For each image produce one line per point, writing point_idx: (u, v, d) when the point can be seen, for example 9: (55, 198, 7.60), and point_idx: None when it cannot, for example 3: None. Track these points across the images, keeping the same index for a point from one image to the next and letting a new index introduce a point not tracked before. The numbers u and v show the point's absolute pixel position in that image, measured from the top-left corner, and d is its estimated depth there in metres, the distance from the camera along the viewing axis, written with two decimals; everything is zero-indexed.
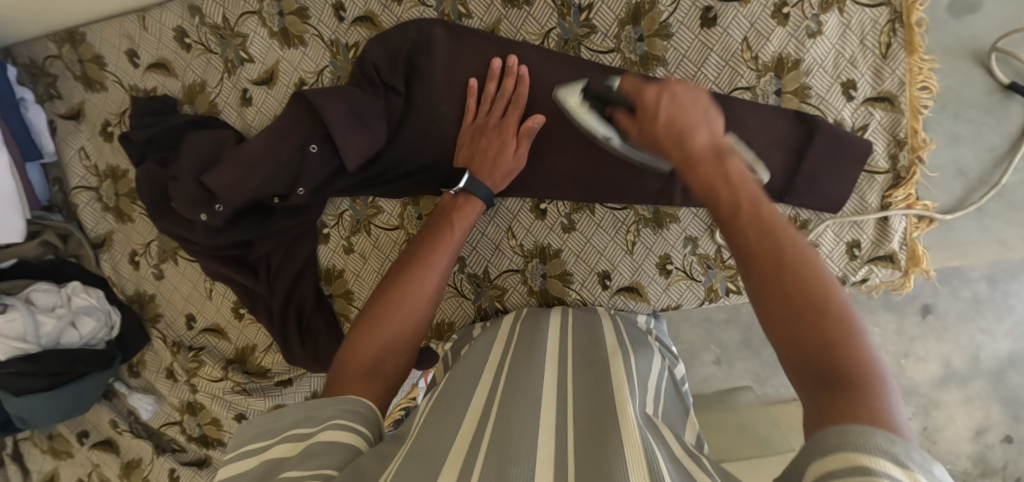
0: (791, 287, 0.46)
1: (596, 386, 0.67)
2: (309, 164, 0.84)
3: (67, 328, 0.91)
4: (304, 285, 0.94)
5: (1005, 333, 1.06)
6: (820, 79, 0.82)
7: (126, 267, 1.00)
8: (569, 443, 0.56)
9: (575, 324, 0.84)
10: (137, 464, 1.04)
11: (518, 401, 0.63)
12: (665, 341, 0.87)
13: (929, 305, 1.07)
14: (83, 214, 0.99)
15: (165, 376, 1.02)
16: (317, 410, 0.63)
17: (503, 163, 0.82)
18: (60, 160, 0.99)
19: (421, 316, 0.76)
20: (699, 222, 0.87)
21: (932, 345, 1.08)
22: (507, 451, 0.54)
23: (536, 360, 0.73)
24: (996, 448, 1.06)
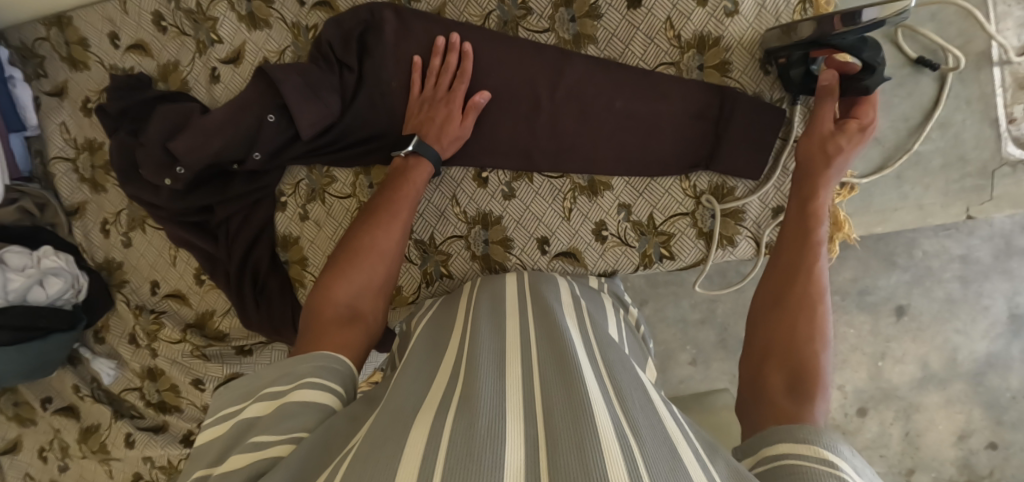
0: (802, 332, 0.70)
1: (546, 338, 0.68)
2: (265, 131, 0.91)
3: (34, 286, 0.97)
4: (260, 248, 0.99)
5: (982, 336, 1.28)
6: (739, 55, 0.88)
7: (97, 235, 1.06)
8: (532, 391, 0.58)
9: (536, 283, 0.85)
10: (96, 430, 1.08)
11: (478, 361, 0.64)
12: (619, 293, 0.91)
13: (903, 307, 1.31)
14: (60, 184, 1.05)
15: (128, 341, 1.06)
16: (292, 368, 0.65)
17: (450, 131, 0.88)
18: (43, 134, 1.06)
19: (385, 260, 0.82)
20: (631, 189, 0.91)
21: (908, 346, 1.32)
22: (465, 409, 0.55)
23: (497, 319, 0.75)
24: (981, 454, 1.31)
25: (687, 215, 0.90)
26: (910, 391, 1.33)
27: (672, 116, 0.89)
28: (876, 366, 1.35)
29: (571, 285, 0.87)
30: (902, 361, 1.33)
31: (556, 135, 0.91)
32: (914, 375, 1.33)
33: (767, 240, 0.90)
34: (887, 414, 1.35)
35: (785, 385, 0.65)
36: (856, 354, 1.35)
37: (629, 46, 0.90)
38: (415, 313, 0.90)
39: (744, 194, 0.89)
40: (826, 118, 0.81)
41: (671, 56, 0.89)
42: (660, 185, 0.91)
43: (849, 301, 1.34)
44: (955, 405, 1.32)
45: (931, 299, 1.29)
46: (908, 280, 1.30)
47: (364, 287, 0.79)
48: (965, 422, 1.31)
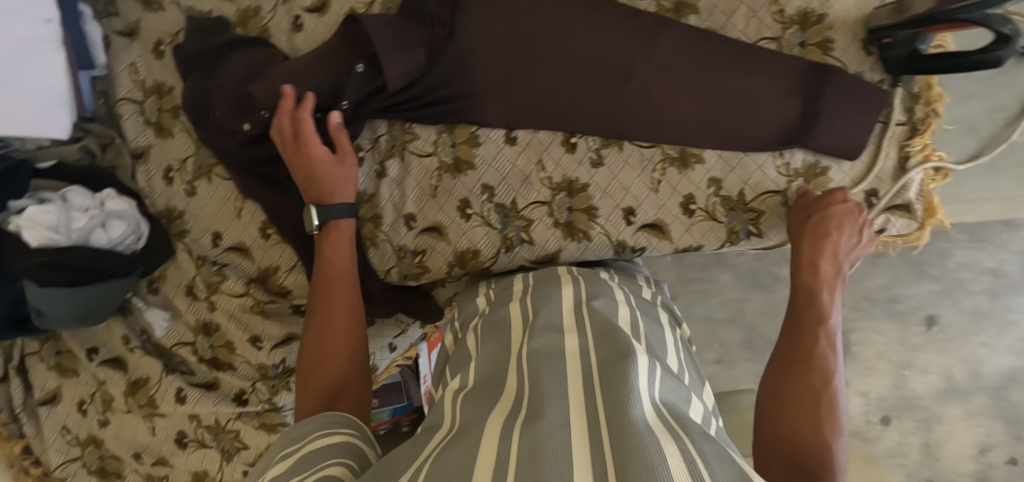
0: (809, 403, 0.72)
1: (610, 352, 0.66)
2: (352, 81, 0.89)
3: (96, 228, 0.93)
4: None
5: (1007, 350, 1.39)
6: (843, 33, 0.87)
7: (159, 181, 1.02)
8: (597, 400, 0.58)
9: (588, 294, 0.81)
10: (144, 383, 1.04)
11: (544, 380, 0.63)
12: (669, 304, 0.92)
13: (933, 317, 1.42)
14: (125, 125, 1.02)
15: (184, 293, 1.03)
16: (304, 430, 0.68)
17: (334, 190, 0.89)
18: (110, 74, 1.03)
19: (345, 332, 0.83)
20: (724, 163, 0.90)
21: (934, 358, 1.43)
22: (533, 426, 0.55)
23: (554, 333, 0.73)
24: (999, 468, 1.39)
25: (778, 194, 0.89)
26: (932, 402, 1.43)
27: (769, 90, 0.87)
28: (902, 374, 1.45)
29: (627, 295, 0.84)
30: (926, 371, 1.43)
31: (646, 104, 0.89)
32: (937, 386, 1.43)
33: None
34: (908, 423, 1.44)
35: (795, 466, 0.67)
36: (882, 361, 1.45)
37: (730, 18, 0.89)
38: (469, 319, 0.88)
39: (836, 174, 0.88)
40: (801, 207, 0.86)
41: (774, 31, 0.88)
42: (753, 161, 0.89)
43: (878, 307, 1.44)
44: (976, 418, 1.41)
45: (960, 311, 1.40)
46: (939, 290, 1.41)
47: (337, 372, 0.80)
48: (986, 435, 1.40)
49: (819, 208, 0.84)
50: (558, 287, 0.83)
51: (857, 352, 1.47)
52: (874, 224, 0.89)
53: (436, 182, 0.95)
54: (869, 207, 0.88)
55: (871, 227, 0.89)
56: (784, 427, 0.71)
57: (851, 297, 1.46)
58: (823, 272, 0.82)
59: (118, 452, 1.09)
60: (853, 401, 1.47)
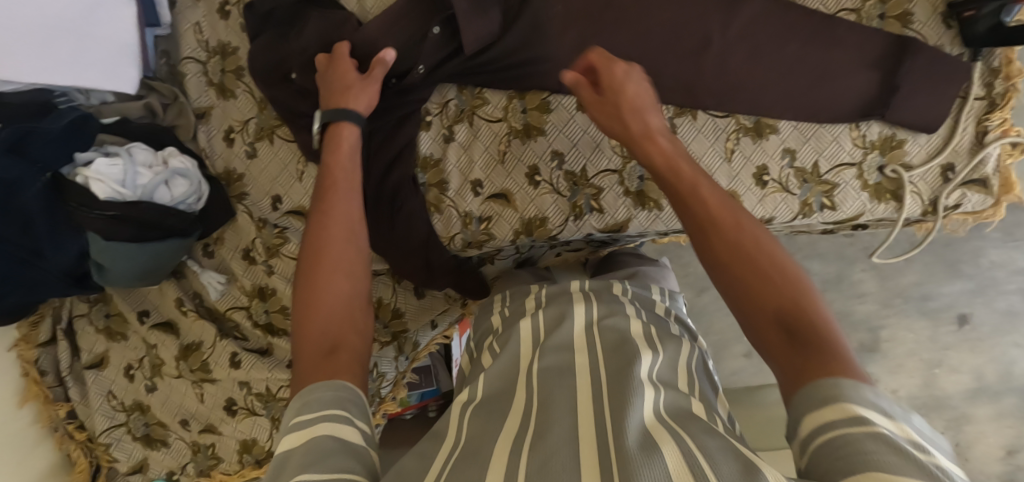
0: (753, 261, 0.62)
1: (620, 370, 0.66)
2: (428, 43, 0.89)
3: (160, 185, 0.91)
4: (402, 167, 0.94)
5: None
6: (923, 6, 0.86)
7: (220, 143, 1.01)
8: (604, 416, 0.59)
9: (599, 312, 0.79)
10: (197, 348, 1.03)
11: (552, 398, 0.64)
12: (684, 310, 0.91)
13: (965, 315, 1.42)
14: (188, 84, 1.01)
15: (241, 256, 1.02)
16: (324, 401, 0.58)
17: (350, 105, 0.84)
18: (173, 33, 1.01)
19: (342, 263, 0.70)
20: (799, 134, 0.89)
21: (966, 357, 1.44)
22: (543, 440, 0.57)
23: (565, 352, 0.73)
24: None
25: (853, 166, 0.89)
26: (963, 401, 1.45)
27: (847, 62, 0.87)
28: (932, 373, 1.46)
29: (637, 310, 0.81)
30: (958, 370, 1.45)
31: (721, 73, 0.89)
32: (968, 385, 1.44)
33: (933, 198, 0.89)
34: (937, 423, 1.46)
35: (786, 332, 0.57)
36: (913, 359, 1.46)
37: None
38: (483, 332, 0.88)
39: (913, 147, 0.88)
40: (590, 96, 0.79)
41: (853, 3, 0.87)
42: (829, 132, 0.89)
43: (911, 304, 1.45)
44: (1005, 419, 1.43)
45: (993, 310, 1.41)
46: (972, 289, 1.41)
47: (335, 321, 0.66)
48: (1014, 436, 1.43)
49: (613, 88, 0.77)
50: (569, 303, 0.82)
51: (888, 349, 1.47)
52: (949, 199, 0.88)
53: (505, 148, 0.94)
54: (945, 182, 0.88)
55: (946, 202, 0.89)
56: (749, 295, 0.61)
57: (883, 294, 1.46)
58: (661, 144, 0.74)
59: (164, 419, 1.07)
60: (884, 398, 1.48)
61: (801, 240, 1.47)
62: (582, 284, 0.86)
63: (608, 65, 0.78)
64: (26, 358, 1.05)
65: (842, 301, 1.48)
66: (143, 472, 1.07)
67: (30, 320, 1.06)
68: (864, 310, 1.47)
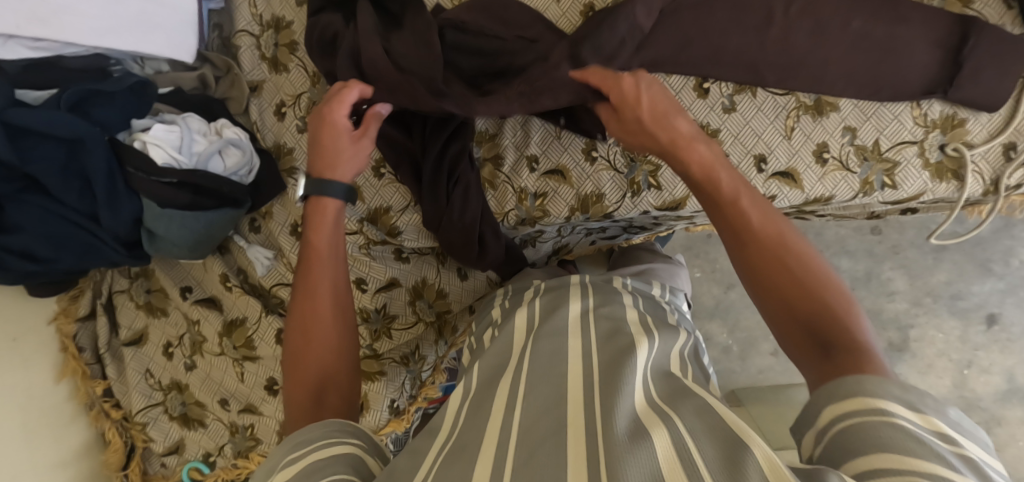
0: (789, 275, 0.63)
1: (609, 359, 0.67)
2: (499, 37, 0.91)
3: (215, 154, 0.91)
4: (462, 139, 0.92)
5: None
6: None
7: (271, 116, 1.00)
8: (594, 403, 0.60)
9: (597, 305, 0.80)
10: (240, 323, 1.01)
11: (544, 388, 0.65)
12: (681, 310, 0.92)
13: (993, 316, 1.57)
14: (242, 58, 1.01)
15: (290, 231, 0.99)
16: (306, 435, 0.60)
17: (335, 170, 0.81)
18: (228, 7, 1.02)
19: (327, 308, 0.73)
20: (859, 113, 0.89)
21: (996, 357, 1.58)
22: (528, 433, 0.59)
23: (557, 342, 0.73)
24: None
25: (914, 143, 0.88)
26: (993, 402, 1.58)
27: (910, 37, 0.85)
28: (963, 374, 1.59)
29: (633, 301, 0.83)
30: (988, 372, 1.59)
31: (782, 49, 0.87)
32: (998, 387, 1.58)
33: (993, 176, 0.88)
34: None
35: (814, 340, 0.60)
36: (943, 359, 1.60)
37: None
38: (483, 335, 0.88)
39: (975, 126, 0.87)
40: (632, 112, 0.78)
41: None
42: (889, 111, 0.88)
43: (941, 304, 1.59)
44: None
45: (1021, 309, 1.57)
46: (1003, 289, 1.57)
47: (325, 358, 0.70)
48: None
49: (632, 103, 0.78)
50: (564, 295, 0.83)
51: (917, 348, 1.60)
52: (1011, 179, 0.88)
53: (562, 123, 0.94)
54: (1008, 161, 0.88)
55: (1008, 181, 0.88)
56: (761, 275, 0.65)
57: (915, 293, 1.59)
58: (698, 149, 0.73)
59: (203, 398, 1.04)
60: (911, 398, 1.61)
61: (831, 238, 1.60)
62: (581, 277, 0.87)
63: (617, 84, 0.80)
64: (66, 333, 1.04)
65: (873, 299, 1.61)
66: (179, 454, 1.04)
67: (70, 294, 1.07)
68: (894, 308, 1.60)
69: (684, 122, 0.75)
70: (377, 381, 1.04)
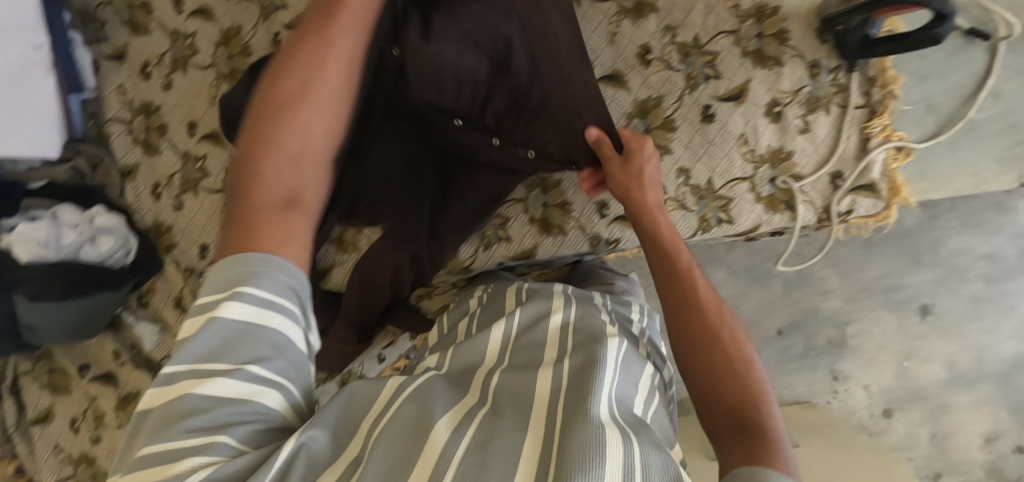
0: (722, 357, 0.71)
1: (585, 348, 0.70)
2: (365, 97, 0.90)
3: (86, 243, 0.97)
4: None
5: (1008, 335, 1.45)
6: (796, 23, 0.90)
7: (147, 197, 1.05)
8: (556, 410, 0.61)
9: (578, 314, 0.79)
10: (133, 397, 1.05)
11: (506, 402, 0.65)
12: (656, 341, 0.92)
13: (927, 305, 1.45)
14: (114, 144, 1.05)
15: (173, 304, 1.04)
16: (226, 273, 0.57)
17: None
18: (99, 96, 1.06)
19: (331, 92, 0.66)
20: (691, 153, 0.93)
21: (934, 345, 1.46)
22: (494, 422, 0.60)
23: (532, 353, 0.74)
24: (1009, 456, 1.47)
25: (745, 180, 0.92)
26: (939, 391, 1.47)
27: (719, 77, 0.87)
28: (903, 365, 1.48)
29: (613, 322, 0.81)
30: (929, 361, 1.47)
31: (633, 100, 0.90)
32: (941, 375, 1.47)
33: (825, 205, 0.91)
34: (915, 414, 1.47)
35: (735, 421, 0.67)
36: (884, 352, 1.48)
37: (688, 14, 0.92)
38: (459, 318, 0.90)
39: (800, 158, 0.91)
40: (617, 164, 0.81)
41: (731, 24, 0.91)
42: (719, 149, 0.92)
43: (876, 298, 1.47)
44: (982, 406, 1.46)
45: (957, 298, 1.44)
46: (936, 278, 1.44)
47: (293, 183, 0.63)
48: (994, 423, 1.46)
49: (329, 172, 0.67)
50: (546, 298, 0.83)
51: (857, 344, 1.48)
52: (841, 205, 0.91)
53: None
54: (835, 189, 0.91)
55: (838, 208, 0.91)
56: (680, 335, 0.75)
57: (848, 289, 1.47)
58: (663, 223, 0.81)
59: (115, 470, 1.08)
60: (856, 395, 1.49)
61: (762, 244, 1.48)
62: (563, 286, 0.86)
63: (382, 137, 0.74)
64: None
65: (808, 299, 1.49)
66: None
67: None
68: (829, 306, 1.48)
69: (658, 191, 0.82)
70: None
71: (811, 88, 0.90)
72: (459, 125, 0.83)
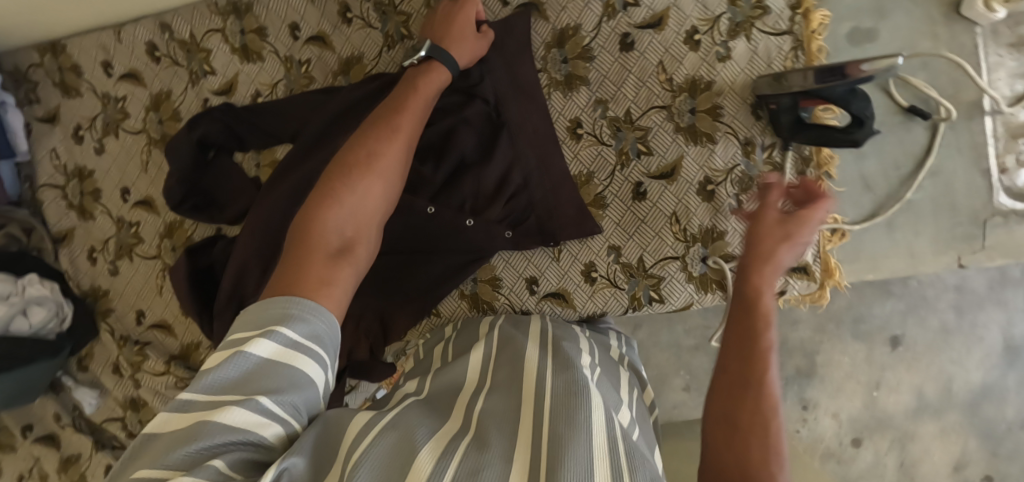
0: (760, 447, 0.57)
1: (566, 377, 0.69)
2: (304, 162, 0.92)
3: (17, 315, 0.96)
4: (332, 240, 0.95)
5: (977, 365, 1.28)
6: (731, 99, 0.87)
7: (84, 262, 1.05)
8: (543, 417, 0.60)
9: (560, 344, 0.80)
10: (75, 460, 1.06)
11: (493, 406, 0.65)
12: (636, 364, 0.90)
13: (898, 337, 1.29)
14: (48, 211, 1.06)
15: (112, 370, 1.05)
16: (269, 312, 0.58)
17: None
18: (33, 159, 1.06)
19: (392, 165, 0.73)
20: (622, 231, 0.91)
21: (903, 375, 1.30)
22: (479, 447, 0.56)
23: (510, 382, 0.70)
24: None
25: (677, 259, 0.90)
26: (905, 420, 1.31)
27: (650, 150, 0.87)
28: (872, 395, 1.32)
29: (592, 351, 0.82)
30: (898, 390, 1.31)
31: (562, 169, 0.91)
32: (909, 404, 1.30)
33: None
34: (882, 443, 1.32)
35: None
36: (853, 381, 1.32)
37: (620, 88, 0.89)
38: (433, 346, 0.90)
39: (733, 238, 0.89)
40: (777, 212, 0.74)
41: (663, 99, 0.89)
42: (651, 227, 0.90)
43: (843, 328, 1.32)
44: (950, 435, 1.30)
45: (926, 328, 1.29)
46: (903, 309, 1.29)
47: (360, 229, 0.70)
48: (961, 452, 1.29)
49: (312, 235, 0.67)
50: (525, 333, 0.83)
51: (825, 373, 1.34)
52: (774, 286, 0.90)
53: None
54: None
55: None
56: (720, 412, 0.61)
57: (816, 321, 1.32)
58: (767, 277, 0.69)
59: None
60: (824, 423, 1.34)
61: None
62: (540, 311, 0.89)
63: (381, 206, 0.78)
64: None
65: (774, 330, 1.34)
66: None
67: None
68: (798, 337, 1.33)
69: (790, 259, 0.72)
70: None
71: (745, 167, 0.88)
72: (431, 212, 0.90)
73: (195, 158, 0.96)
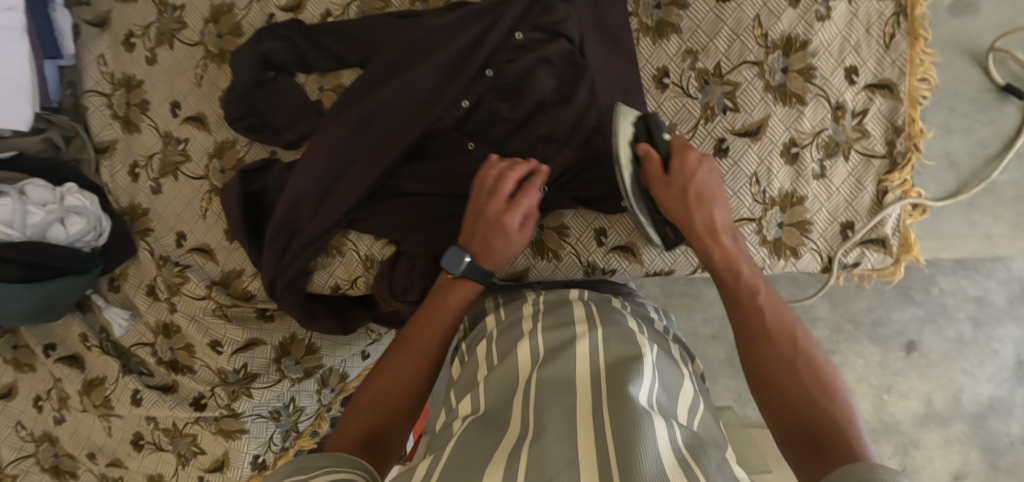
0: (775, 354, 0.65)
1: (620, 392, 0.55)
2: (377, 90, 0.87)
3: (55, 223, 0.91)
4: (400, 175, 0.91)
5: (988, 378, 1.28)
6: (826, 61, 0.85)
7: (124, 177, 1.00)
8: (606, 419, 0.53)
9: (607, 342, 0.64)
10: (100, 383, 1.03)
11: (549, 399, 0.57)
12: (681, 341, 0.80)
13: (914, 343, 1.30)
14: (90, 118, 1.00)
15: (145, 292, 1.01)
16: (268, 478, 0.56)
17: None
18: (78, 64, 1.00)
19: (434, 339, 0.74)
20: None
21: (914, 382, 1.31)
22: (538, 459, 0.49)
23: (566, 391, 0.58)
24: None
25: (751, 221, 0.88)
26: (911, 426, 1.30)
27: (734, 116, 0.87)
28: (881, 398, 1.32)
29: (639, 325, 0.72)
30: (906, 396, 1.31)
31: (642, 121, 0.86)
32: (916, 411, 1.30)
33: (831, 255, 0.87)
34: (886, 448, 1.31)
35: (819, 450, 0.58)
36: (863, 385, 1.32)
37: (713, 39, 0.87)
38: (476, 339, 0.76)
39: (813, 205, 0.87)
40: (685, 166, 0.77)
41: (756, 55, 0.86)
42: (728, 187, 0.88)
43: (862, 331, 1.32)
44: (953, 445, 1.29)
45: (943, 338, 1.29)
46: (923, 315, 1.30)
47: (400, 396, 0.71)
48: (962, 463, 1.28)
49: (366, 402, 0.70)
50: (569, 326, 0.67)
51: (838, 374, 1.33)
52: (848, 257, 0.87)
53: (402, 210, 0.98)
54: (845, 239, 0.87)
55: (844, 260, 0.87)
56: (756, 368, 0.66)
57: (836, 319, 1.32)
58: (726, 245, 0.74)
59: (73, 451, 1.06)
60: None
61: None
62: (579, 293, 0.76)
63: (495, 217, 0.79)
64: None
65: None
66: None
67: None
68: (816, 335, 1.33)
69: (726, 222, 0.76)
70: (239, 439, 1.00)
71: (832, 132, 0.85)
72: None
73: (255, 77, 0.91)
